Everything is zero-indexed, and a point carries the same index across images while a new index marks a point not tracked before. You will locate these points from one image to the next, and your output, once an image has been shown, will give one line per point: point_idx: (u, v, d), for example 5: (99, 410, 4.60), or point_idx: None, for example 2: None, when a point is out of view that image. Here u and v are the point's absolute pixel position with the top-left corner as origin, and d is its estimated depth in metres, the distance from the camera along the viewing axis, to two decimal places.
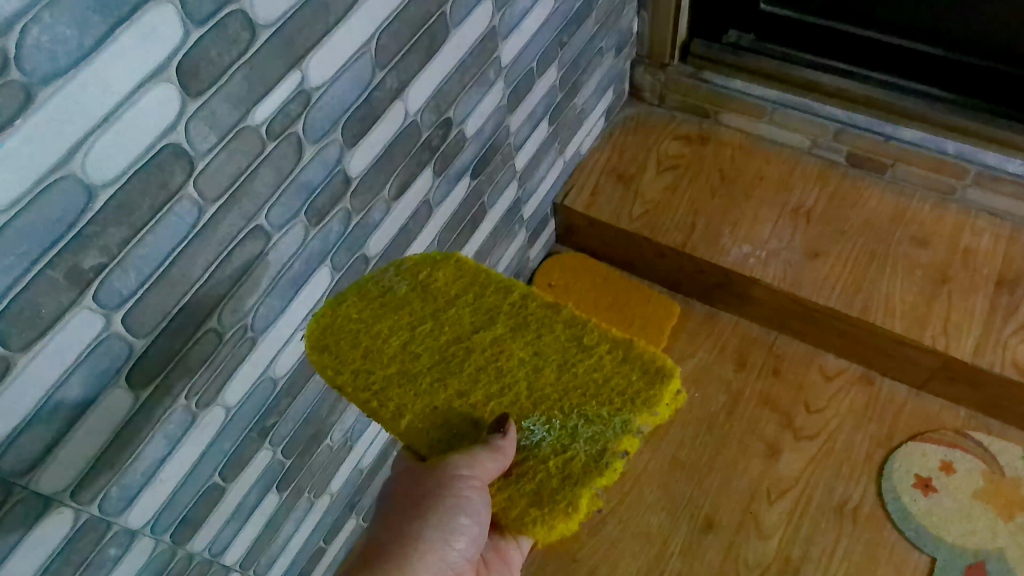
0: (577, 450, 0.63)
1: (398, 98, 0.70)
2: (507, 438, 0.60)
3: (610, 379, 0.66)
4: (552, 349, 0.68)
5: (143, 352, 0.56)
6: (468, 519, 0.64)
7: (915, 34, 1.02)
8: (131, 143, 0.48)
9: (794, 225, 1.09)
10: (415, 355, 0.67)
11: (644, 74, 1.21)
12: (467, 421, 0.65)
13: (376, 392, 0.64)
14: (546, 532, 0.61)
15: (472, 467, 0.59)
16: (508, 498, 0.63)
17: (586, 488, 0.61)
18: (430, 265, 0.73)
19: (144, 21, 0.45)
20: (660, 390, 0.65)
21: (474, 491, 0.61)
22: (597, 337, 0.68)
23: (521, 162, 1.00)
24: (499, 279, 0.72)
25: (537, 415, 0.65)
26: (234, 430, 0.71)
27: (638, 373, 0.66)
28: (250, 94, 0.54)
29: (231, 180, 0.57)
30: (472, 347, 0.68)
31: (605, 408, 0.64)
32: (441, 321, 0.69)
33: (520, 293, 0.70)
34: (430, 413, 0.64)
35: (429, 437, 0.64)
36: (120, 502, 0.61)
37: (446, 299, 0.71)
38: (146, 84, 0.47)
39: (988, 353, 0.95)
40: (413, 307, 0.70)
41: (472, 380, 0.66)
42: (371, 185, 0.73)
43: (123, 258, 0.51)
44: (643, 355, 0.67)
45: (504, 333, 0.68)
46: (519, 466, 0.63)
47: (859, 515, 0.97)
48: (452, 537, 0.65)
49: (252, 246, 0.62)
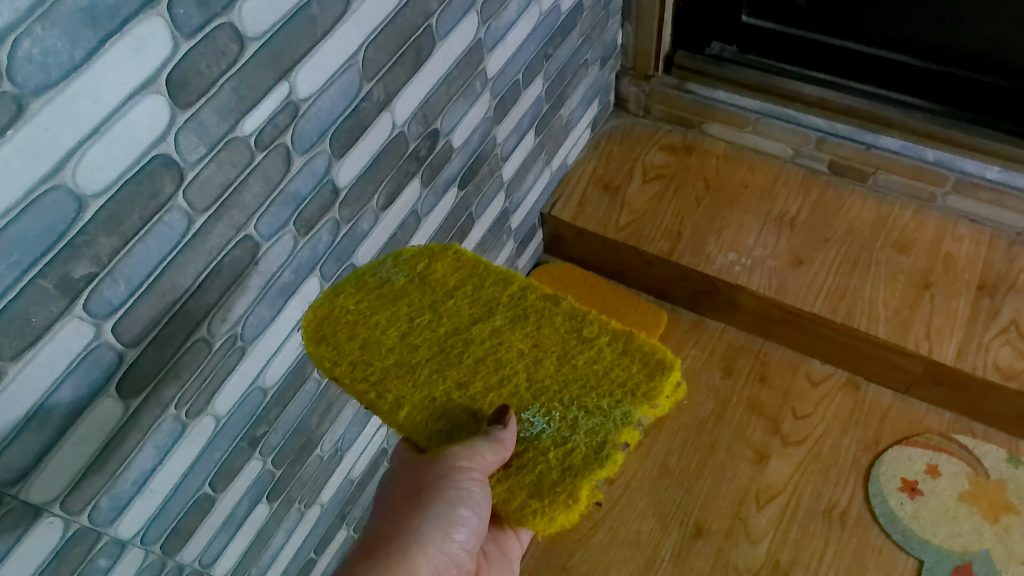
0: (577, 442, 0.64)
1: (385, 109, 0.71)
2: (507, 430, 0.62)
3: (610, 371, 0.68)
4: (551, 340, 0.69)
5: (134, 361, 0.57)
6: (468, 511, 0.64)
7: (893, 45, 1.04)
8: (121, 154, 0.48)
9: (778, 232, 1.11)
10: (413, 347, 0.68)
11: (629, 85, 1.23)
12: (466, 412, 0.65)
13: (374, 382, 0.65)
14: (547, 524, 0.61)
15: (474, 458, 0.60)
16: (508, 490, 0.64)
17: (586, 479, 0.62)
18: (428, 256, 0.75)
19: (134, 34, 0.46)
20: (660, 382, 0.67)
21: (475, 483, 0.61)
22: (596, 329, 0.70)
23: (508, 172, 1.01)
24: (497, 272, 0.74)
25: (537, 407, 0.66)
26: (224, 439, 0.71)
27: (638, 365, 0.68)
28: (239, 105, 0.55)
29: (220, 190, 0.57)
30: (471, 338, 0.69)
31: (605, 400, 0.66)
32: (439, 312, 0.70)
33: (519, 285, 0.72)
34: (429, 404, 0.65)
35: (428, 429, 0.65)
36: (110, 513, 0.61)
37: (444, 291, 0.72)
38: (136, 96, 0.48)
39: (970, 357, 0.96)
40: (412, 298, 0.71)
41: (471, 372, 0.67)
42: (359, 196, 0.74)
43: (114, 267, 0.51)
44: (643, 348, 0.69)
45: (503, 324, 0.70)
46: (519, 457, 0.64)
47: (847, 519, 0.97)
48: (452, 529, 0.65)
49: (241, 256, 0.63)
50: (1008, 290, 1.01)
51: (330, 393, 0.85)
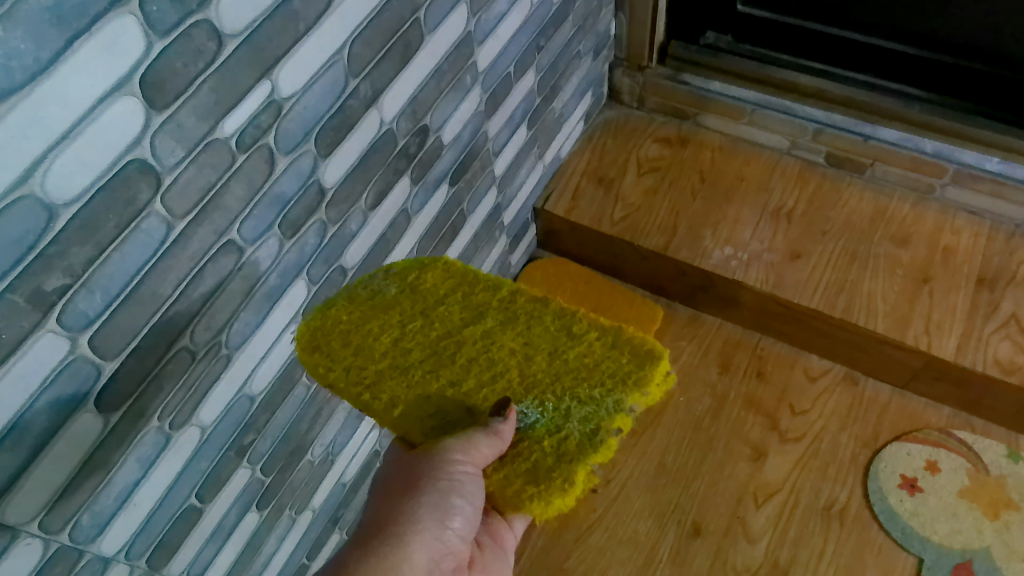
0: (571, 430, 0.63)
1: (373, 106, 0.69)
2: (507, 422, 0.60)
3: (601, 362, 0.66)
4: (542, 338, 0.67)
5: (113, 375, 0.55)
6: (462, 500, 0.62)
7: (891, 34, 1.02)
8: (93, 160, 0.46)
9: (775, 225, 1.09)
10: (406, 351, 0.66)
11: (623, 76, 1.20)
12: (461, 408, 0.64)
13: (368, 385, 0.63)
14: (544, 507, 0.60)
15: (468, 449, 0.59)
16: (505, 477, 0.62)
17: (581, 463, 0.61)
18: (418, 268, 0.72)
19: (105, 33, 0.43)
20: (651, 371, 0.65)
21: (469, 477, 0.60)
22: (585, 326, 0.68)
23: (500, 168, 0.99)
24: (487, 278, 0.71)
25: (529, 399, 0.64)
26: (211, 448, 0.69)
27: (628, 356, 0.66)
28: (219, 105, 0.53)
29: (201, 194, 0.55)
30: (463, 340, 0.67)
31: (597, 390, 0.64)
32: (430, 318, 0.68)
33: (509, 289, 0.70)
34: (423, 402, 0.64)
35: (423, 425, 0.64)
36: (92, 530, 0.59)
37: (435, 299, 0.69)
38: (107, 99, 0.45)
39: (970, 352, 0.95)
40: (403, 307, 0.69)
41: (464, 370, 0.65)
42: (346, 196, 0.71)
43: (88, 278, 0.49)
44: (633, 339, 0.67)
45: (495, 326, 0.68)
46: (514, 447, 0.63)
47: (846, 516, 0.96)
48: (447, 520, 0.62)
49: (224, 262, 0.60)
50: (1008, 282, 1.00)
51: (320, 397, 0.82)
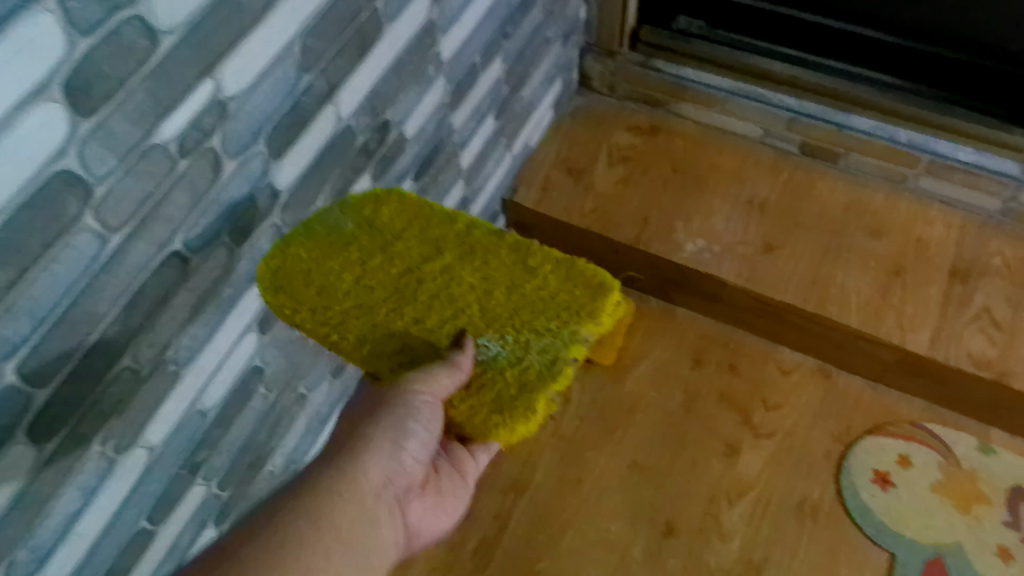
0: (530, 362, 0.61)
1: (329, 102, 0.64)
2: (464, 355, 0.59)
3: (557, 294, 0.63)
4: (499, 273, 0.64)
5: (46, 403, 0.50)
6: (420, 426, 0.59)
7: (865, 21, 0.99)
8: (12, 175, 0.41)
9: (748, 217, 1.07)
10: (369, 287, 0.63)
11: (593, 62, 1.17)
12: (424, 343, 0.62)
13: (335, 324, 0.61)
14: (509, 435, 0.60)
15: (427, 380, 0.57)
16: (471, 407, 0.62)
17: (541, 394, 0.60)
18: (373, 201, 0.67)
19: (18, 34, 0.38)
20: (602, 302, 0.62)
21: (427, 405, 0.58)
22: (540, 258, 0.64)
23: (466, 160, 0.95)
24: (442, 210, 0.67)
25: (490, 332, 0.62)
26: (161, 469, 0.65)
27: (580, 288, 0.63)
28: (155, 108, 0.48)
29: (138, 205, 0.50)
30: (423, 277, 0.64)
31: (553, 321, 0.61)
32: (389, 254, 0.64)
33: (465, 224, 0.66)
34: (389, 339, 0.62)
35: (390, 361, 0.62)
36: (30, 565, 0.55)
37: (392, 234, 0.65)
38: (25, 107, 0.40)
39: (943, 346, 0.94)
40: (361, 242, 0.64)
41: (426, 307, 0.63)
42: (302, 197, 0.67)
43: (12, 303, 0.45)
44: (585, 270, 0.63)
45: (453, 261, 0.64)
46: (476, 378, 0.62)
47: (820, 512, 0.96)
48: (404, 440, 0.59)
49: (168, 275, 0.56)
50: (980, 275, 0.99)
51: (279, 407, 0.78)
